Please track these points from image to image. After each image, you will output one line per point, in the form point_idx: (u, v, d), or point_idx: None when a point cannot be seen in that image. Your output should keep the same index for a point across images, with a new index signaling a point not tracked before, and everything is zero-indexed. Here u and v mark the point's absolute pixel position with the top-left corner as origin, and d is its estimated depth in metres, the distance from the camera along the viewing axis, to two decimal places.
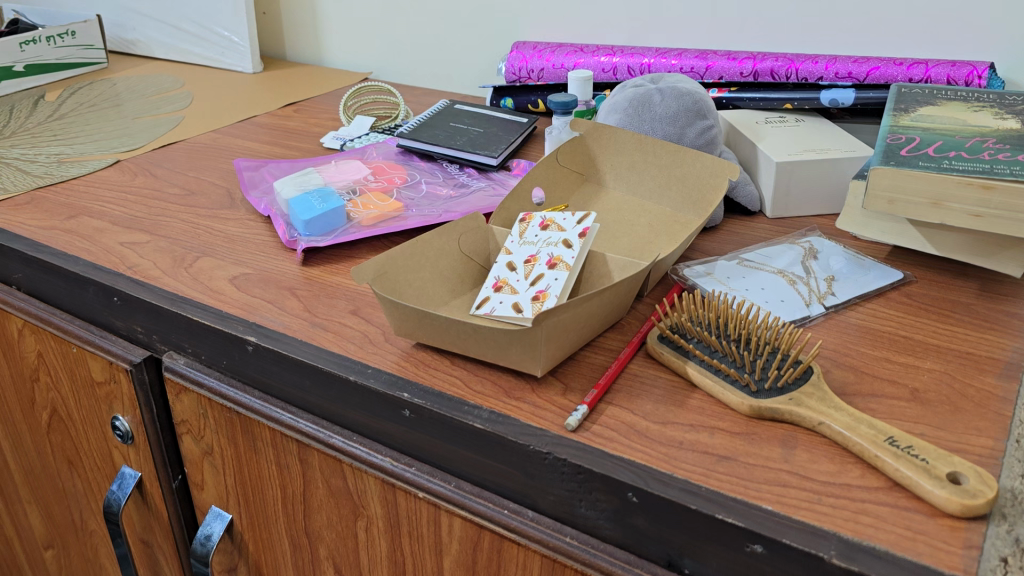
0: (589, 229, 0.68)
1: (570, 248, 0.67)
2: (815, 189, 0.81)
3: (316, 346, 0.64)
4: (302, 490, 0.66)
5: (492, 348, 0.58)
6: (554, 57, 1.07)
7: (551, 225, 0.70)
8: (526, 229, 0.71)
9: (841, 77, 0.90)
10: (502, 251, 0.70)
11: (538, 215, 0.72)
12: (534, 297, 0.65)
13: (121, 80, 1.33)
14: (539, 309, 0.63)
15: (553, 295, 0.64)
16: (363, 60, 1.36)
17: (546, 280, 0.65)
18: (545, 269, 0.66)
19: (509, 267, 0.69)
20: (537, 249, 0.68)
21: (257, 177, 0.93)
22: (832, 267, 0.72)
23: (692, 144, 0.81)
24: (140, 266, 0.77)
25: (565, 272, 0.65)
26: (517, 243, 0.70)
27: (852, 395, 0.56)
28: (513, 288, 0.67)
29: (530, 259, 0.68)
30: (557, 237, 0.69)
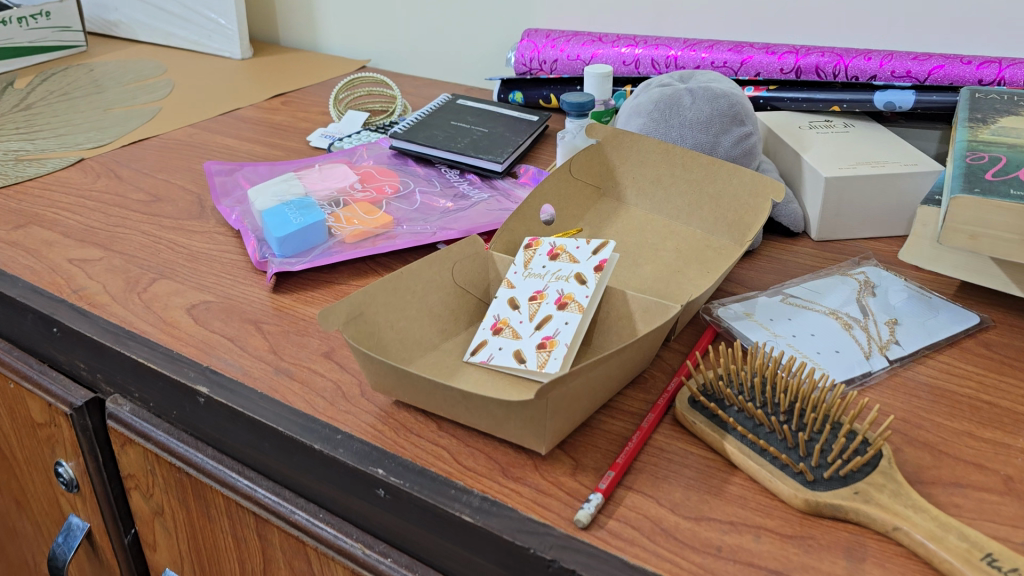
0: (607, 261, 0.57)
1: (583, 284, 0.56)
2: (870, 209, 0.70)
3: (278, 401, 0.54)
4: (262, 568, 0.57)
5: (486, 418, 0.47)
6: (569, 47, 0.95)
7: (561, 254, 0.59)
8: (532, 257, 0.60)
9: (898, 76, 0.77)
10: (503, 284, 0.59)
11: (546, 241, 0.61)
12: (540, 344, 0.54)
13: (99, 64, 1.22)
14: (545, 360, 0.53)
15: (562, 343, 0.53)
16: (360, 47, 1.24)
17: (555, 323, 0.55)
18: (554, 310, 0.56)
19: (510, 304, 0.58)
20: (545, 284, 0.58)
21: (230, 182, 0.82)
22: (893, 306, 0.61)
23: (727, 154, 0.69)
24: (87, 289, 0.67)
25: (578, 314, 0.55)
26: (521, 275, 0.59)
27: (931, 484, 0.45)
28: (515, 331, 0.56)
29: (536, 296, 0.57)
30: (568, 270, 0.58)
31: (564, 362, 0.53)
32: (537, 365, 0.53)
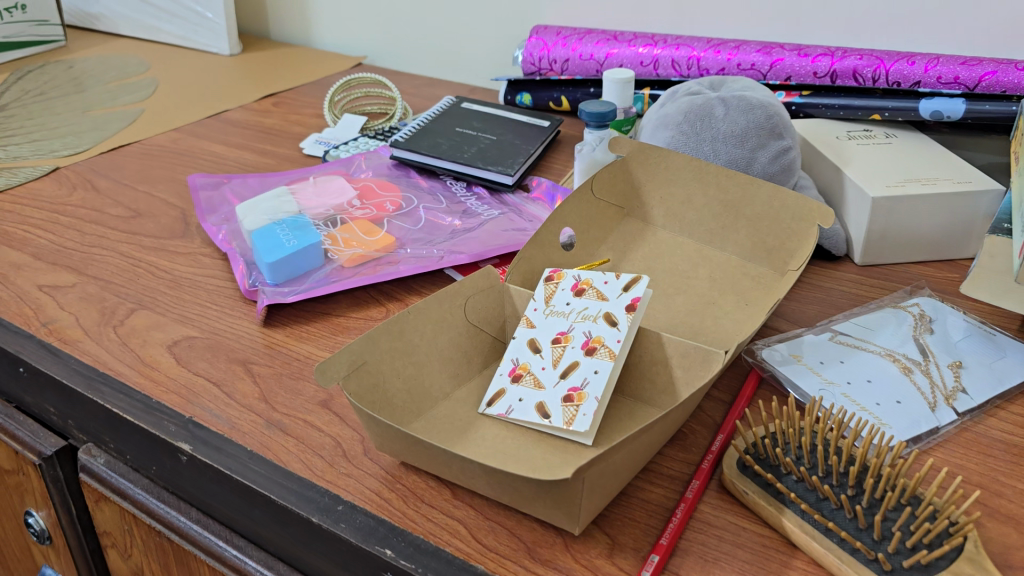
0: (640, 299, 0.51)
1: (614, 326, 0.50)
2: (920, 231, 0.64)
3: (270, 461, 0.48)
4: None
5: (510, 492, 0.41)
6: (581, 45, 0.88)
7: (586, 290, 0.53)
8: (554, 292, 0.54)
9: (945, 82, 0.71)
10: (522, 322, 0.53)
11: (570, 273, 0.55)
12: (566, 396, 0.48)
13: (78, 61, 1.15)
14: (572, 416, 0.47)
15: (592, 397, 0.47)
16: (356, 43, 1.17)
17: (582, 372, 0.49)
18: (581, 355, 0.50)
19: (531, 347, 0.52)
20: (569, 324, 0.51)
21: (217, 197, 0.76)
22: (955, 346, 0.55)
23: (764, 171, 0.63)
24: (57, 322, 0.60)
25: (609, 362, 0.48)
26: (543, 313, 0.53)
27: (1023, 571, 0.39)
28: (537, 380, 0.50)
29: (559, 338, 0.51)
30: (595, 308, 0.51)
31: (594, 419, 0.47)
32: (563, 421, 0.47)
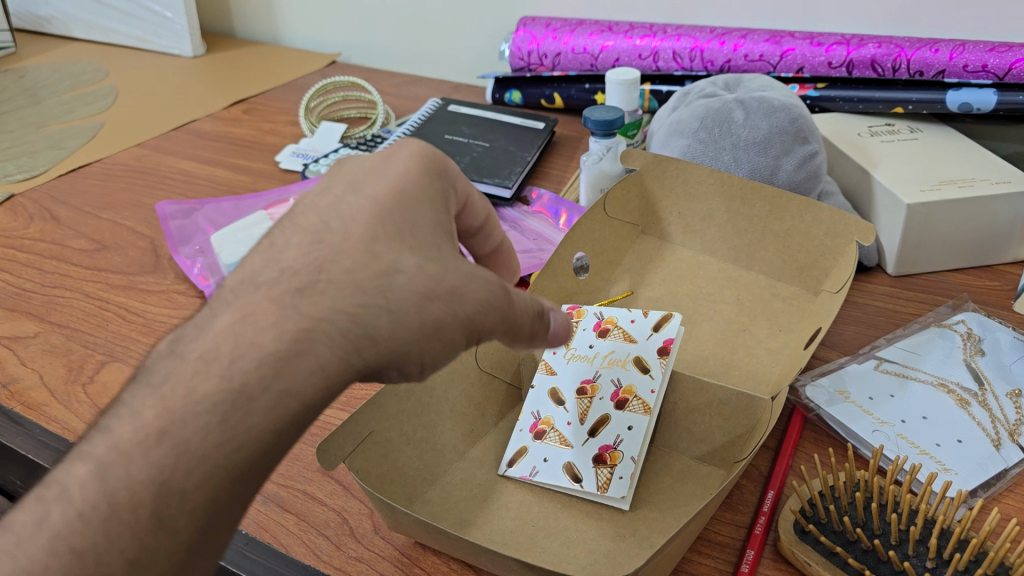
0: (674, 339, 0.46)
1: (646, 372, 0.46)
2: (958, 236, 0.59)
3: (269, 546, 0.42)
4: None
5: None
6: (573, 38, 0.82)
7: (611, 329, 0.49)
8: (574, 331, 0.50)
9: (972, 71, 0.66)
10: (540, 368, 0.49)
11: (592, 310, 0.51)
12: (598, 456, 0.43)
13: (28, 69, 1.06)
14: (607, 480, 0.42)
15: (629, 457, 0.43)
16: (328, 39, 1.10)
17: (615, 428, 0.44)
18: (611, 407, 0.45)
19: (554, 398, 0.47)
20: (595, 370, 0.47)
21: (189, 226, 0.70)
22: (1011, 368, 0.50)
23: (790, 180, 0.58)
24: (20, 382, 0.54)
25: (645, 417, 0.44)
26: (565, 357, 0.49)
27: None
28: (563, 437, 0.45)
29: (585, 387, 0.47)
30: (623, 351, 0.47)
31: (631, 481, 0.42)
32: (597, 486, 0.42)
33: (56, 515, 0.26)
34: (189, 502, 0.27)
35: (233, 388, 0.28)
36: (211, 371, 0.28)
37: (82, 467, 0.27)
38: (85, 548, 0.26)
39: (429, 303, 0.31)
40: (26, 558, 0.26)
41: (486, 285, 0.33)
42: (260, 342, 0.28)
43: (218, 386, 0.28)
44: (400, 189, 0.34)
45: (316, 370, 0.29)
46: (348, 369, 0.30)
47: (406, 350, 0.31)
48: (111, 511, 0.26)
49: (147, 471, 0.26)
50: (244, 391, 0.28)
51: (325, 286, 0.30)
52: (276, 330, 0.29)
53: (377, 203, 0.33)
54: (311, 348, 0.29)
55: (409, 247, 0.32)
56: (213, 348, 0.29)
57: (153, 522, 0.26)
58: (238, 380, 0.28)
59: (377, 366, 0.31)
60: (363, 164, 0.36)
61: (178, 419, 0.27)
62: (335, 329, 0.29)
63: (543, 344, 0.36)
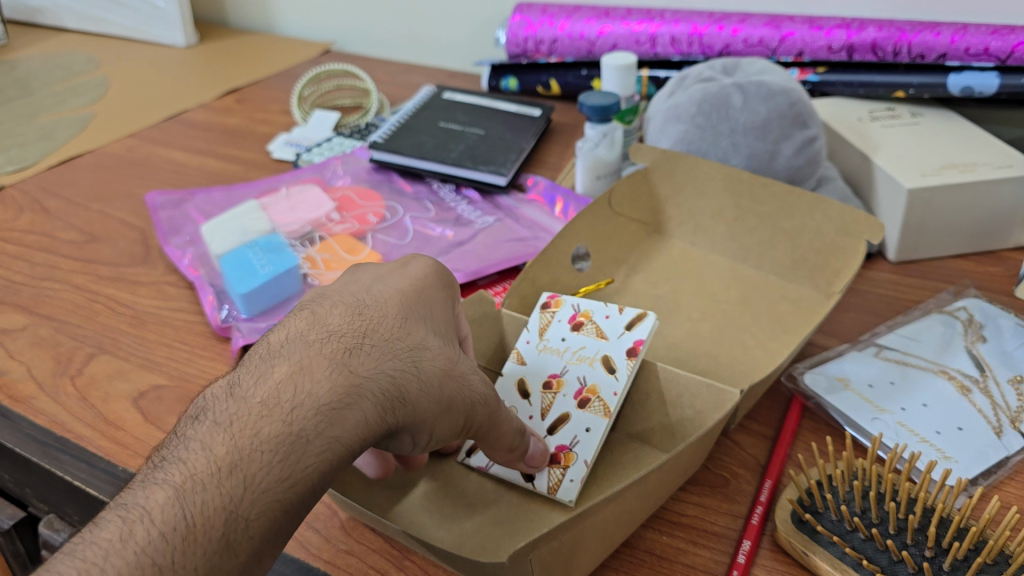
0: (642, 341, 0.45)
1: (611, 373, 0.44)
2: (958, 222, 0.58)
3: None
4: None
5: None
6: (570, 24, 0.81)
7: (585, 323, 0.48)
8: (550, 322, 0.49)
9: (974, 54, 0.64)
10: (511, 357, 0.48)
11: (569, 300, 0.49)
12: (552, 455, 0.42)
13: (20, 60, 1.05)
14: (558, 481, 0.41)
15: (581, 460, 0.41)
16: (322, 27, 1.09)
17: (573, 428, 0.43)
18: (573, 406, 0.44)
19: (518, 388, 0.46)
20: (563, 365, 0.46)
21: (179, 216, 0.69)
22: (1012, 355, 0.49)
23: (789, 165, 0.57)
24: (7, 375, 0.54)
25: (603, 420, 0.43)
26: (534, 348, 0.48)
27: None
28: None
29: (551, 381, 0.46)
30: (592, 349, 0.46)
31: (581, 486, 0.41)
32: (548, 486, 0.41)
33: (138, 532, 0.28)
34: (252, 530, 0.29)
35: (292, 431, 0.30)
36: (272, 414, 0.31)
37: (161, 492, 0.29)
38: (167, 562, 0.27)
39: (453, 378, 0.35)
40: (115, 568, 0.27)
41: (486, 381, 0.37)
42: (315, 393, 0.31)
43: (278, 428, 0.30)
44: (420, 288, 0.38)
45: (361, 422, 0.32)
46: (382, 426, 0.33)
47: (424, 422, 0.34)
48: (186, 533, 0.28)
49: (220, 498, 0.29)
50: (302, 434, 0.30)
51: (367, 352, 0.33)
52: (327, 384, 0.32)
53: (401, 296, 0.37)
54: (357, 403, 0.32)
55: (433, 333, 0.36)
56: (273, 397, 0.31)
57: (221, 544, 0.28)
58: (297, 423, 0.30)
59: (400, 431, 0.34)
60: (379, 270, 0.40)
61: (244, 452, 0.30)
62: (375, 391, 0.32)
63: (518, 461, 0.39)
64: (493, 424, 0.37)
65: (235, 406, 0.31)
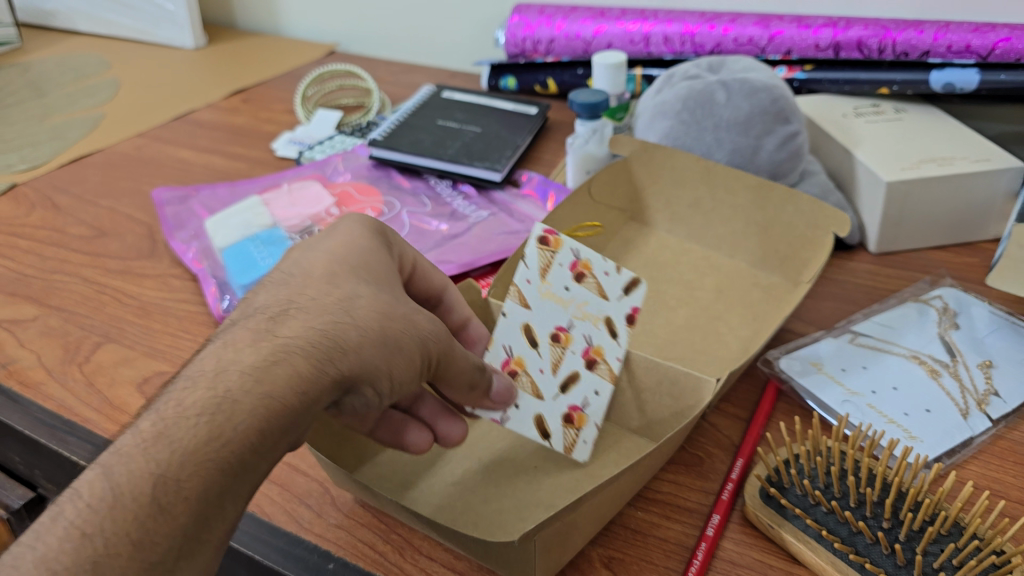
0: (640, 308, 0.46)
1: (615, 337, 0.45)
2: (936, 216, 0.59)
3: (253, 515, 0.43)
4: None
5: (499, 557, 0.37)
6: (567, 24, 0.84)
7: (586, 274, 0.45)
8: (549, 263, 0.45)
9: (956, 51, 0.66)
10: (511, 296, 0.45)
11: (569, 240, 0.45)
12: (566, 416, 0.44)
13: (34, 63, 1.08)
14: (573, 441, 0.44)
15: (594, 422, 0.45)
16: (327, 29, 1.12)
17: (582, 389, 0.45)
18: (581, 365, 0.45)
19: (526, 335, 0.45)
20: (568, 319, 0.45)
21: (184, 212, 0.71)
22: (983, 342, 0.50)
23: (771, 159, 0.59)
24: (18, 362, 0.56)
25: (610, 383, 0.45)
26: (538, 292, 0.45)
27: None
28: (536, 386, 0.44)
29: (558, 334, 0.45)
30: (598, 307, 0.45)
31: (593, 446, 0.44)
32: (564, 446, 0.44)
33: (68, 510, 0.28)
34: (185, 491, 0.29)
35: (216, 394, 0.30)
36: (197, 386, 0.31)
37: (90, 471, 0.29)
38: (96, 530, 0.27)
39: (391, 320, 0.36)
40: (44, 546, 0.27)
41: (432, 319, 0.38)
42: (241, 359, 0.32)
43: (205, 396, 0.30)
44: (357, 251, 0.39)
45: (293, 376, 0.32)
46: (323, 377, 0.32)
47: (368, 368, 0.34)
48: (113, 503, 0.28)
49: (147, 465, 0.29)
50: (228, 396, 0.30)
51: (293, 317, 0.34)
52: (252, 350, 0.32)
53: (328, 257, 0.38)
54: (284, 360, 0.32)
55: (366, 281, 0.37)
56: (200, 371, 0.32)
57: (153, 507, 0.28)
58: (223, 386, 0.31)
59: (349, 384, 0.34)
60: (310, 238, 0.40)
61: (171, 422, 0.30)
62: (304, 345, 0.33)
63: (484, 399, 0.42)
64: (447, 361, 0.39)
65: (170, 389, 0.32)
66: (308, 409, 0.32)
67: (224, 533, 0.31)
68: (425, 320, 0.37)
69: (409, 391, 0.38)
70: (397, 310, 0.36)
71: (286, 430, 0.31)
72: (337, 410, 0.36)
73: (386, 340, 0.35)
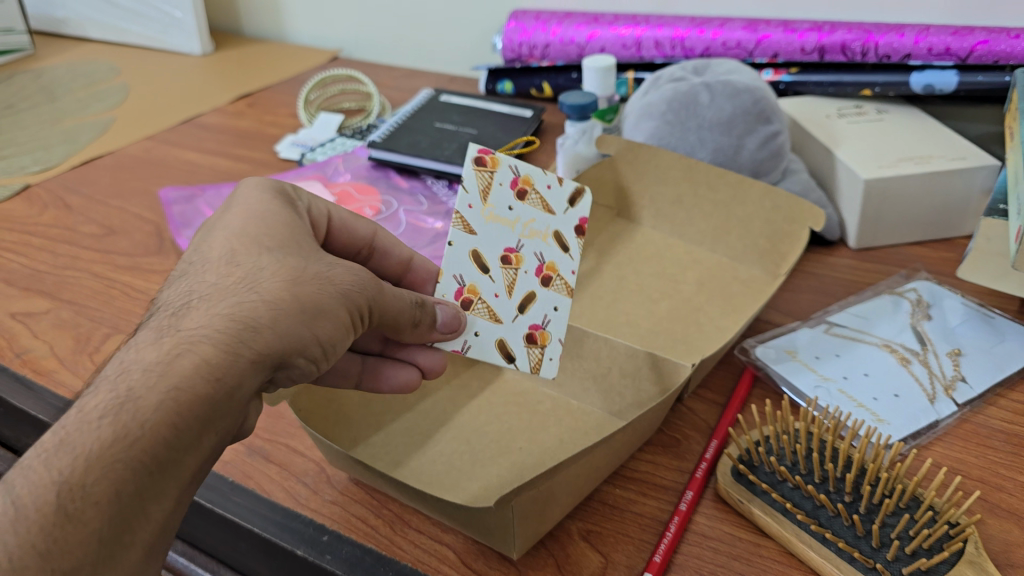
0: (587, 219, 0.47)
1: (566, 251, 0.47)
2: (913, 213, 0.62)
3: (252, 492, 0.46)
4: None
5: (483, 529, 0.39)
6: (562, 29, 0.86)
7: (528, 191, 0.46)
8: (489, 185, 0.45)
9: (936, 54, 0.68)
10: (455, 224, 0.45)
11: (505, 158, 0.45)
12: (529, 336, 0.45)
13: (47, 69, 1.11)
14: (539, 361, 0.45)
15: (557, 339, 0.46)
16: (331, 36, 1.15)
17: (542, 306, 0.46)
18: (536, 284, 0.46)
19: (476, 262, 0.45)
20: (517, 239, 0.45)
21: (190, 211, 0.74)
22: (954, 331, 0.53)
23: (753, 158, 0.61)
24: (31, 352, 0.59)
25: (567, 298, 0.46)
26: (482, 214, 0.45)
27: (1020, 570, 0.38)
28: (493, 311, 0.45)
29: (509, 255, 0.45)
30: (543, 223, 0.46)
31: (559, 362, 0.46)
32: (530, 366, 0.45)
33: None
34: (94, 496, 0.30)
35: (120, 394, 0.31)
36: (100, 391, 0.32)
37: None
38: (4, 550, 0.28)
39: (300, 285, 0.37)
40: None
41: (349, 270, 0.40)
42: (143, 359, 0.33)
43: (107, 399, 0.31)
44: (266, 230, 0.40)
45: (200, 363, 0.33)
46: (234, 357, 0.34)
47: (281, 342, 0.35)
48: (21, 522, 0.29)
49: (50, 477, 0.29)
50: (129, 395, 0.31)
51: (194, 309, 0.35)
52: (156, 349, 0.33)
53: (228, 242, 0.39)
54: (187, 351, 0.33)
55: (271, 252, 0.38)
56: (107, 378, 0.33)
57: (61, 517, 0.29)
58: (124, 386, 0.32)
59: (269, 359, 0.35)
60: (216, 221, 0.42)
61: (72, 429, 0.31)
62: (207, 334, 0.34)
63: (433, 332, 0.43)
64: (374, 306, 0.40)
65: (80, 395, 0.33)
66: (219, 395, 0.33)
67: (152, 531, 0.32)
68: (341, 276, 0.39)
69: (342, 347, 0.39)
70: (306, 274, 0.38)
71: (201, 418, 0.32)
72: (273, 386, 0.38)
73: (299, 305, 0.36)
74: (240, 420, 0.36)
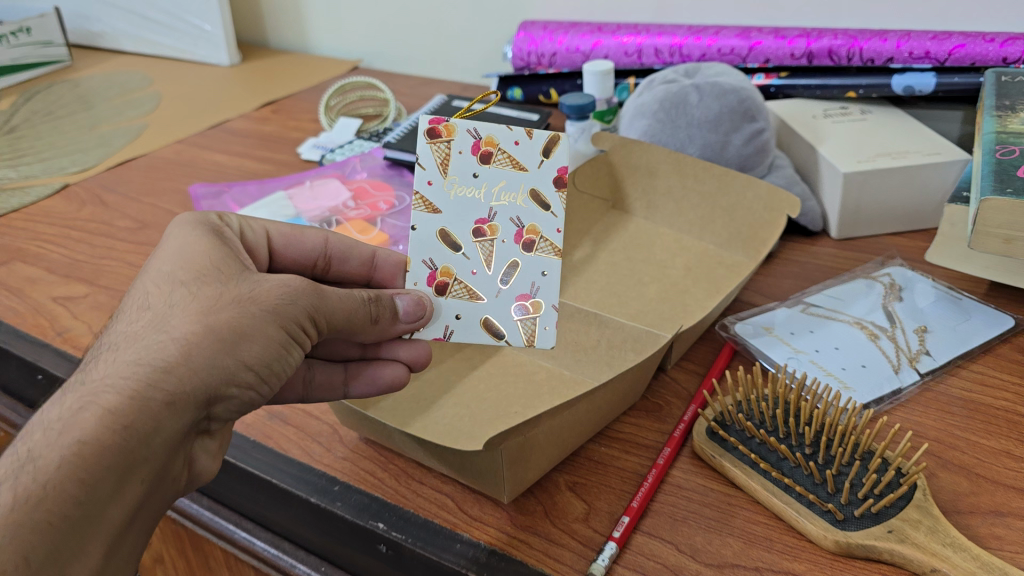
0: (566, 167, 0.48)
1: (547, 209, 0.47)
2: (890, 205, 0.66)
3: (271, 449, 0.50)
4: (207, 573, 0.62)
5: (477, 475, 0.44)
6: (568, 39, 0.91)
7: (493, 152, 0.47)
8: (447, 155, 0.47)
9: (915, 58, 0.72)
10: (418, 205, 0.47)
11: (460, 125, 0.47)
12: (518, 309, 0.47)
13: (84, 79, 1.17)
14: (533, 332, 0.47)
15: (550, 306, 0.47)
16: (351, 47, 1.20)
17: (528, 274, 0.48)
18: (517, 251, 0.47)
19: (448, 243, 0.47)
20: (488, 208, 0.47)
21: (218, 205, 0.79)
22: (922, 311, 0.56)
23: (739, 154, 0.66)
24: (72, 331, 0.64)
25: (555, 259, 0.48)
26: (446, 187, 0.47)
27: (964, 514, 0.42)
28: (472, 289, 0.47)
29: (482, 228, 0.47)
30: (515, 183, 0.47)
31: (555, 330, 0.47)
32: (524, 339, 0.47)
33: None
34: None
35: (25, 455, 0.33)
36: (11, 455, 0.33)
37: None
38: None
39: (218, 312, 0.37)
40: None
41: (279, 287, 0.40)
42: (49, 418, 0.34)
43: (14, 461, 0.33)
44: (185, 263, 0.40)
45: (102, 414, 0.33)
46: (140, 403, 0.34)
47: (195, 377, 0.36)
48: None
49: None
50: (30, 457, 0.32)
51: (104, 360, 0.36)
52: (60, 408, 0.34)
53: (150, 280, 0.39)
54: (89, 405, 0.33)
55: (188, 284, 0.38)
56: (20, 441, 0.34)
57: None
58: (25, 452, 0.33)
59: (187, 397, 0.36)
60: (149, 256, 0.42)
61: None
62: (110, 386, 0.34)
63: (400, 325, 0.45)
64: (313, 318, 0.41)
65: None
66: (128, 443, 0.33)
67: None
68: (267, 295, 0.39)
69: (281, 365, 0.40)
70: (225, 300, 0.38)
71: (111, 465, 0.33)
72: (214, 416, 0.38)
73: (217, 333, 0.37)
74: (172, 458, 0.36)
